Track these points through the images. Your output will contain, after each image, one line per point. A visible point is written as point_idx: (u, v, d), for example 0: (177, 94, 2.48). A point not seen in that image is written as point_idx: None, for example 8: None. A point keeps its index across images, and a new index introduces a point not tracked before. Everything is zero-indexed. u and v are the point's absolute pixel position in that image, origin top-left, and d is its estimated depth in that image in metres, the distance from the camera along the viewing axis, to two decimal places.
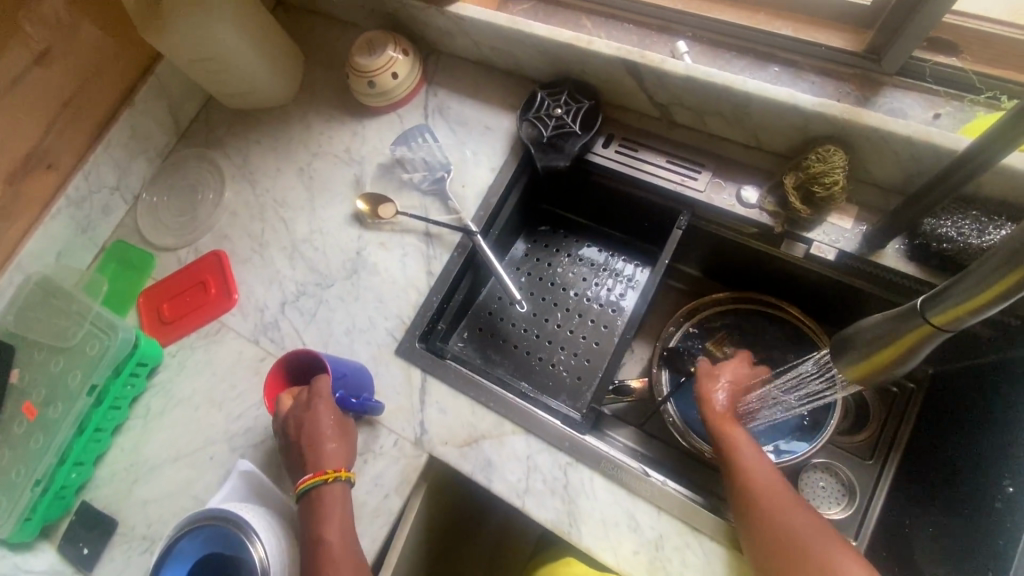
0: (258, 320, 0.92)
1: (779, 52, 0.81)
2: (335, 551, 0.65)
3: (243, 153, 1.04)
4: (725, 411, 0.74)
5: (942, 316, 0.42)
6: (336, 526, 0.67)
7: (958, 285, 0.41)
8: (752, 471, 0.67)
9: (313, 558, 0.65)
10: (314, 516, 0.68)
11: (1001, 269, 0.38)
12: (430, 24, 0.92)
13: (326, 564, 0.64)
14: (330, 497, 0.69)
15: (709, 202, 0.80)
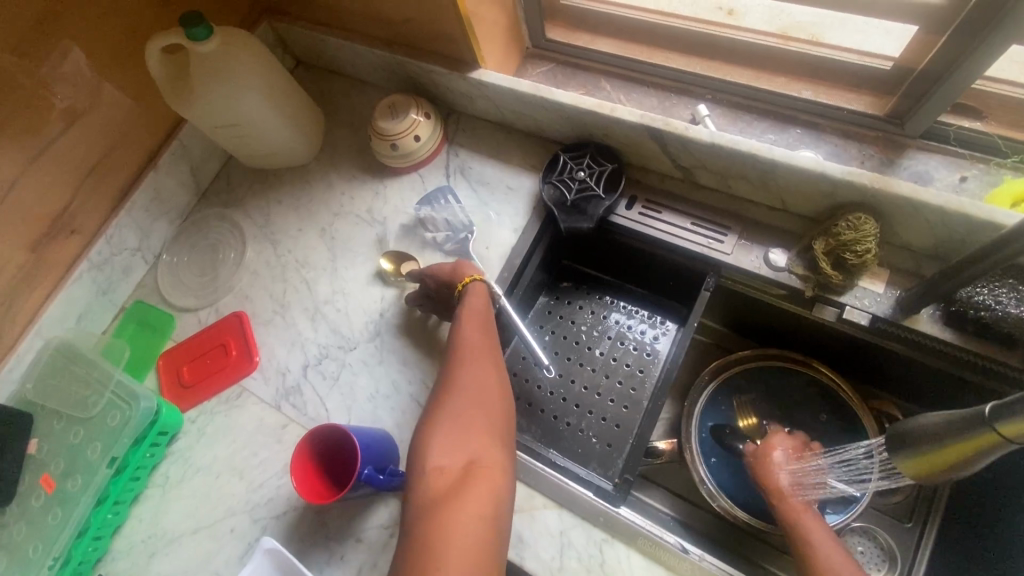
0: (279, 384, 0.90)
1: (798, 114, 0.83)
2: (483, 347, 0.73)
3: (264, 212, 1.04)
4: (790, 492, 0.75)
5: (1011, 428, 0.46)
6: (485, 334, 0.75)
7: None
8: (819, 551, 0.67)
9: (461, 343, 0.73)
10: (470, 303, 0.77)
11: None
12: (452, 87, 0.94)
13: (469, 355, 0.72)
14: (477, 290, 0.79)
15: (738, 264, 0.79)
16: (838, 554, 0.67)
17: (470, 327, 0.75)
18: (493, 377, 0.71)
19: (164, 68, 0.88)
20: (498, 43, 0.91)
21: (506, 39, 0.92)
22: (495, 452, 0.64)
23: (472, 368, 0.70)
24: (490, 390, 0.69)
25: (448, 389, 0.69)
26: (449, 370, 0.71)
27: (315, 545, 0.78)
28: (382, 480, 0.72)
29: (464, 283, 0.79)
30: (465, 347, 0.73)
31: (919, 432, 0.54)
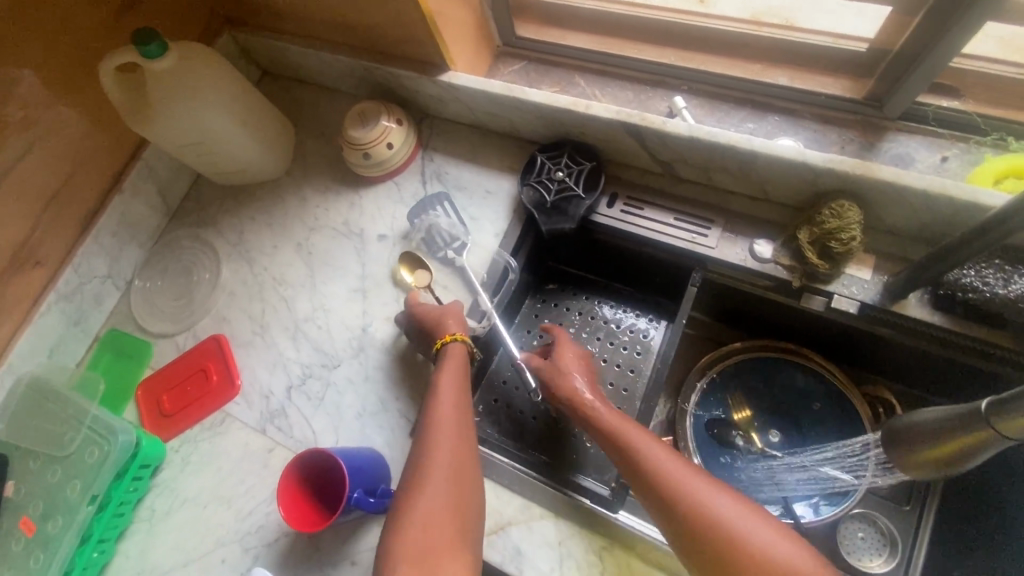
0: (263, 408, 0.88)
1: (776, 101, 0.81)
2: (460, 421, 0.69)
3: (237, 229, 1.01)
4: (583, 392, 0.72)
5: (1010, 425, 0.47)
6: (462, 404, 0.71)
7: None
8: (635, 446, 0.65)
9: (433, 414, 0.70)
10: (445, 368, 0.74)
11: None
12: (423, 91, 0.91)
13: (444, 430, 0.68)
14: (453, 352, 0.76)
15: (723, 258, 0.78)
16: (660, 446, 0.64)
17: (445, 395, 0.71)
18: (468, 457, 0.67)
19: (121, 89, 0.84)
20: (468, 44, 0.88)
21: (475, 39, 0.89)
22: (463, 561, 0.59)
23: (446, 446, 0.66)
24: (466, 475, 0.65)
25: (420, 469, 0.65)
26: (416, 463, 0.66)
27: (309, 572, 0.76)
28: (373, 503, 0.70)
29: (441, 344, 0.76)
30: (439, 418, 0.69)
31: (920, 430, 0.55)
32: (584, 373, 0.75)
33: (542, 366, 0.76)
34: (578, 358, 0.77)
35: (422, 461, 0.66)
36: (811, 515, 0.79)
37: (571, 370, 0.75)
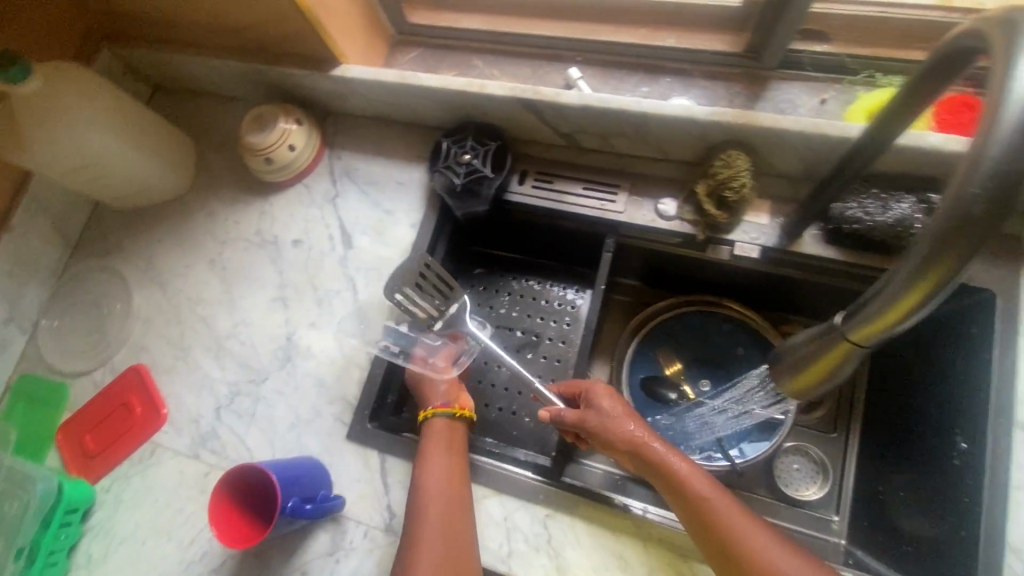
0: (193, 432, 0.85)
1: (667, 63, 0.83)
2: (450, 496, 0.68)
3: (146, 253, 0.97)
4: (617, 426, 0.67)
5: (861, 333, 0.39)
6: (453, 478, 0.69)
7: (884, 290, 0.37)
8: (708, 506, 0.60)
9: (421, 494, 0.68)
10: (429, 443, 0.72)
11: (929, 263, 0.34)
12: (319, 88, 0.89)
13: (431, 510, 0.66)
14: (432, 428, 0.74)
15: (631, 221, 0.80)
16: (732, 505, 0.60)
17: (431, 474, 0.69)
18: (459, 533, 0.65)
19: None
20: (357, 36, 0.86)
21: (364, 30, 0.87)
22: None
23: (434, 524, 0.65)
24: (456, 552, 0.64)
25: (412, 550, 0.63)
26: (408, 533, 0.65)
27: None
28: (310, 510, 0.69)
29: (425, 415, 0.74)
30: (427, 498, 0.67)
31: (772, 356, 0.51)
32: (632, 417, 0.68)
33: (582, 416, 0.69)
34: (621, 404, 0.70)
35: (411, 534, 0.65)
36: (744, 454, 0.82)
37: (620, 418, 0.68)
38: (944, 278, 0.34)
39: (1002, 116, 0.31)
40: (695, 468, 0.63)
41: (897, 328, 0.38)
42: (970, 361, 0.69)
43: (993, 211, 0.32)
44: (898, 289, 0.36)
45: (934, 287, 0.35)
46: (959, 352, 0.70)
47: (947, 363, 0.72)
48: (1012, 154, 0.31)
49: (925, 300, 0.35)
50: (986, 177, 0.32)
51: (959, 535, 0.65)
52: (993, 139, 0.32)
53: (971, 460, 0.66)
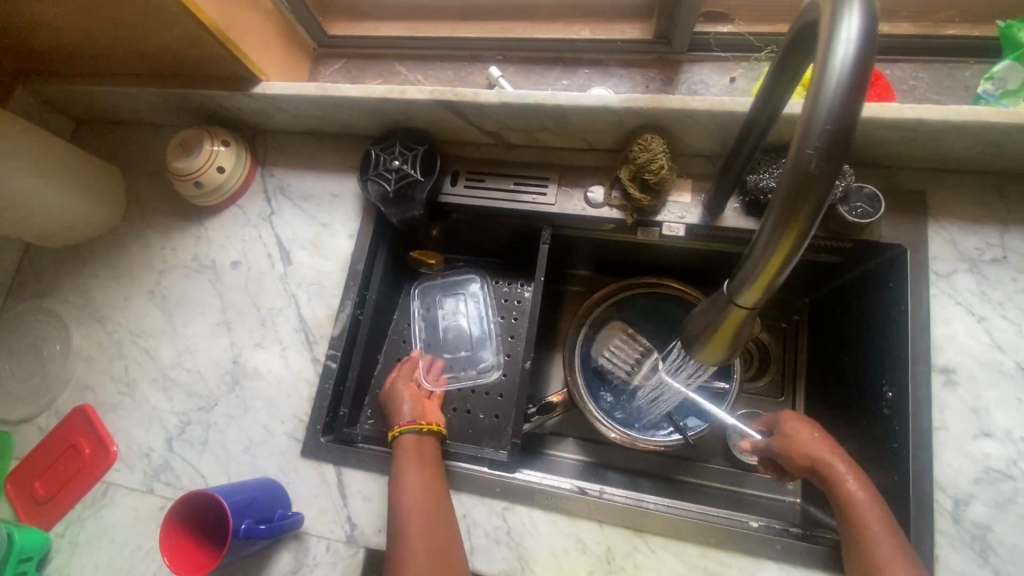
0: (145, 467, 0.83)
1: (583, 55, 0.85)
2: (429, 506, 0.66)
3: (82, 290, 0.94)
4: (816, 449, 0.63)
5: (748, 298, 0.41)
6: (428, 489, 0.68)
7: (751, 256, 0.38)
8: (880, 563, 0.55)
9: (401, 513, 0.66)
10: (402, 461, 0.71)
11: (782, 226, 0.36)
12: (243, 107, 0.88)
13: (415, 525, 0.64)
14: (402, 448, 0.72)
15: (563, 211, 0.81)
16: (900, 553, 0.55)
17: (409, 487, 0.67)
18: (442, 538, 0.64)
19: None
20: (274, 52, 0.85)
21: (282, 45, 0.87)
22: None
23: (419, 534, 0.63)
24: (442, 556, 0.62)
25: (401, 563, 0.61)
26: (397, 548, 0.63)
27: None
28: (265, 530, 0.68)
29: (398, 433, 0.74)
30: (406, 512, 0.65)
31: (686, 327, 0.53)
32: (835, 454, 0.63)
33: (784, 446, 0.66)
34: (822, 440, 0.64)
35: (397, 544, 0.63)
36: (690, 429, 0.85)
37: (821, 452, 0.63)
38: (805, 227, 0.35)
39: (827, 78, 0.33)
40: (884, 525, 0.57)
41: (776, 281, 0.39)
42: (890, 314, 0.72)
43: (828, 167, 0.34)
44: (766, 244, 0.36)
45: (797, 236, 0.36)
46: (880, 307, 0.74)
47: (874, 318, 0.75)
48: (839, 113, 0.33)
49: (791, 252, 0.36)
50: (819, 135, 0.34)
51: (892, 476, 0.68)
52: (821, 102, 0.34)
53: (898, 407, 0.69)
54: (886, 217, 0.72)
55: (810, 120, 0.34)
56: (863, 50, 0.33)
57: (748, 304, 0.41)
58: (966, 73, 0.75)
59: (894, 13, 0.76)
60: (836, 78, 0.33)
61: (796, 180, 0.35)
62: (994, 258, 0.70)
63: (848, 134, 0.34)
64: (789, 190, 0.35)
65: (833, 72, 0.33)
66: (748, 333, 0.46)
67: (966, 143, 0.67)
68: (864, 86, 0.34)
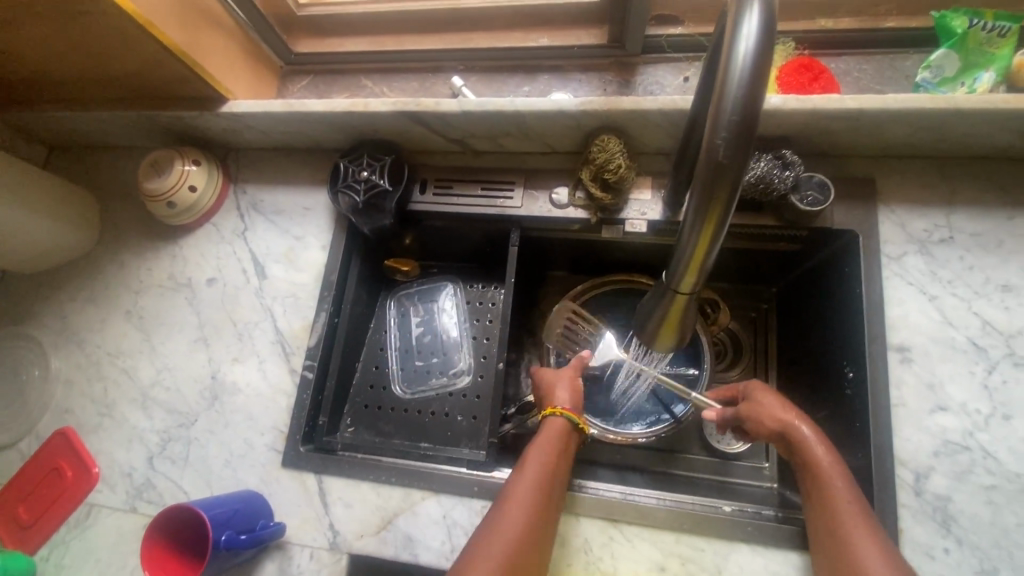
0: (128, 486, 0.83)
1: (543, 61, 0.88)
2: (542, 500, 0.61)
3: (60, 315, 0.95)
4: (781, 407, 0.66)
5: (685, 283, 0.45)
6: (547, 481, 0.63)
7: (680, 242, 0.42)
8: (842, 521, 0.57)
9: (516, 485, 0.62)
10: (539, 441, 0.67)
11: (701, 213, 0.39)
12: (212, 127, 0.90)
13: (521, 503, 0.60)
14: (549, 425, 0.70)
15: (530, 214, 0.83)
16: (847, 500, 0.58)
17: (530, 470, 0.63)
18: (539, 538, 0.58)
19: None
20: (239, 71, 0.87)
21: (248, 65, 0.89)
22: None
23: (519, 520, 0.58)
24: (530, 549, 0.57)
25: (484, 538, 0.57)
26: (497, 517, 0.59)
27: None
28: (246, 540, 0.68)
29: (553, 412, 0.71)
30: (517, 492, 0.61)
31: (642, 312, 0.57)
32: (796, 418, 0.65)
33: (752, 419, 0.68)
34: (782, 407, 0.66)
35: (500, 516, 0.59)
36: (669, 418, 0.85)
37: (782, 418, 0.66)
38: (723, 210, 0.39)
39: (730, 75, 0.36)
40: (842, 482, 0.60)
41: (707, 264, 0.42)
42: (847, 296, 0.74)
43: (736, 157, 0.37)
44: (692, 229, 0.40)
45: (718, 221, 0.39)
46: (838, 290, 0.76)
47: (835, 302, 0.77)
48: (742, 107, 0.36)
49: (714, 235, 0.40)
50: (726, 128, 0.37)
51: (857, 454, 0.69)
52: (727, 97, 0.36)
53: (859, 386, 0.71)
54: (838, 204, 0.75)
55: (719, 114, 0.37)
56: (761, 45, 0.36)
57: (686, 289, 0.45)
58: (906, 64, 0.78)
59: (834, 9, 0.79)
60: (738, 74, 0.36)
61: (710, 170, 0.38)
62: (942, 238, 0.72)
63: (753, 123, 0.37)
64: (706, 178, 0.38)
65: (736, 68, 0.36)
66: (692, 318, 0.50)
67: (907, 130, 0.69)
68: (766, 77, 0.37)
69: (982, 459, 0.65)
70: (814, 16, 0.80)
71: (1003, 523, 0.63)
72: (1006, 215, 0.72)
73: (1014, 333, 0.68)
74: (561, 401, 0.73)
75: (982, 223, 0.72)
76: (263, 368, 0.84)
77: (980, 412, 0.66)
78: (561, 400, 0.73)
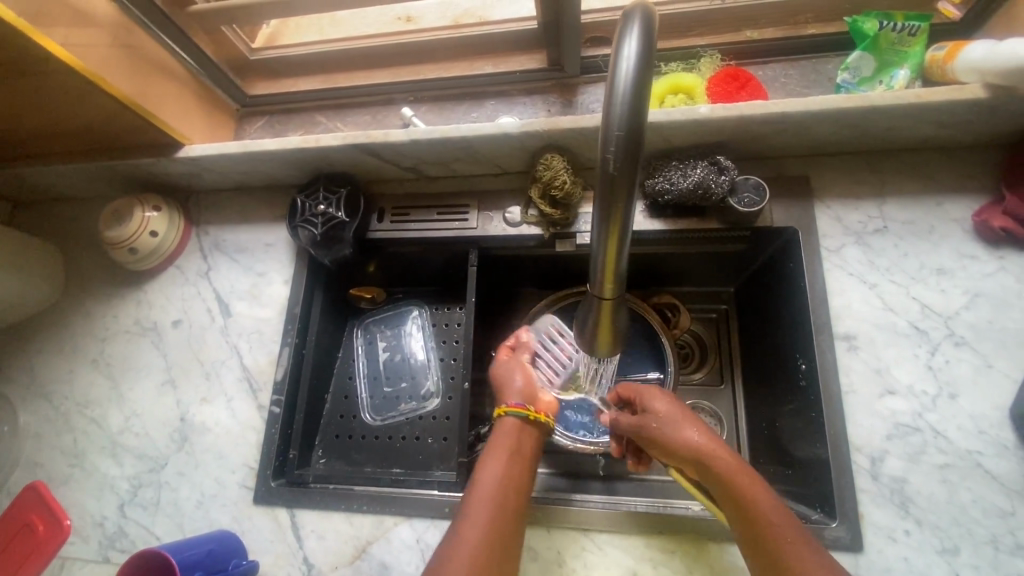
0: (100, 537, 0.82)
1: (488, 87, 0.91)
2: (503, 494, 0.61)
3: (28, 369, 0.95)
4: (683, 441, 0.65)
5: (607, 288, 0.48)
6: (509, 481, 0.63)
7: (593, 248, 0.45)
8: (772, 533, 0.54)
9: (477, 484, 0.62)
10: (492, 442, 0.68)
11: (606, 220, 0.42)
12: (171, 171, 0.92)
13: (482, 498, 0.60)
14: (503, 428, 0.70)
15: (485, 234, 0.85)
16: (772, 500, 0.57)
17: (489, 468, 0.63)
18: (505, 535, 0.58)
19: None
20: (193, 116, 0.89)
21: (202, 109, 0.91)
22: None
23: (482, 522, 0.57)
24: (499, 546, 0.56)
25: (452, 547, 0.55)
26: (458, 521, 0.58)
27: None
28: None
29: (501, 413, 0.72)
30: (477, 495, 0.60)
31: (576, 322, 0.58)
32: (690, 421, 0.66)
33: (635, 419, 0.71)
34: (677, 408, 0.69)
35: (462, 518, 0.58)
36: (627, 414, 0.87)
37: (676, 422, 0.67)
38: (624, 216, 0.42)
39: (615, 94, 0.39)
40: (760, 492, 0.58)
41: (619, 270, 0.46)
42: (796, 286, 0.77)
43: (627, 167, 0.40)
44: (600, 238, 0.43)
45: (621, 227, 0.42)
46: (787, 286, 0.79)
47: (784, 297, 0.80)
48: (628, 122, 0.39)
49: (619, 242, 0.43)
50: (616, 141, 0.39)
51: (815, 445, 0.71)
52: (614, 114, 0.39)
53: (811, 377, 0.73)
54: (777, 204, 0.78)
55: (608, 130, 0.39)
56: (639, 64, 0.38)
57: (608, 295, 0.48)
58: (829, 66, 0.83)
59: (756, 21, 0.84)
60: (620, 93, 0.38)
61: (608, 180, 0.41)
62: (877, 229, 0.76)
63: (639, 136, 0.39)
64: (605, 189, 0.41)
65: (619, 85, 0.39)
66: (625, 323, 0.53)
67: (832, 128, 0.73)
68: (647, 93, 0.39)
69: (933, 438, 0.67)
70: (739, 28, 0.85)
71: (958, 501, 0.64)
72: (934, 202, 0.75)
73: (951, 314, 0.71)
74: (510, 400, 0.74)
75: (913, 212, 0.75)
76: (232, 406, 0.85)
77: (927, 392, 0.69)
78: (511, 398, 0.74)
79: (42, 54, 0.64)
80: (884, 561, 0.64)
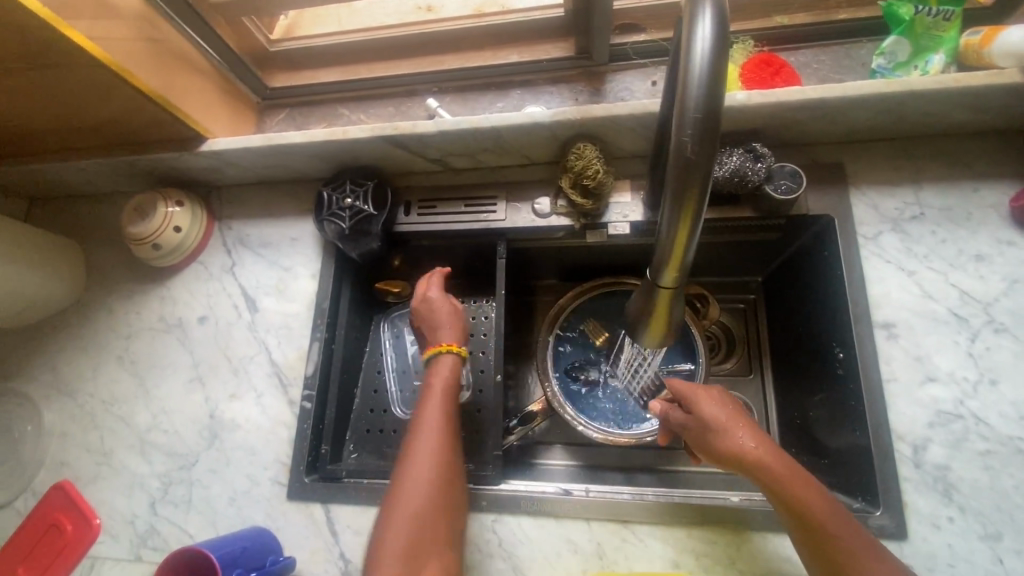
0: (131, 536, 0.81)
1: (513, 76, 0.90)
2: (442, 438, 0.66)
3: (51, 368, 0.94)
4: (740, 449, 0.58)
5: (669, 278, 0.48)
6: (446, 424, 0.68)
7: (658, 238, 0.45)
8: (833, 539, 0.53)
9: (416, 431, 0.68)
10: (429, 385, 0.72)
11: (677, 208, 0.42)
12: (193, 166, 0.90)
13: (424, 446, 0.65)
14: (440, 369, 0.73)
15: (515, 225, 0.84)
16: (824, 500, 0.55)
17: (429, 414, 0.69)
18: (448, 475, 0.64)
19: None
20: (217, 110, 0.88)
21: (224, 102, 0.90)
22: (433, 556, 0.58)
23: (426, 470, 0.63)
24: (442, 485, 0.63)
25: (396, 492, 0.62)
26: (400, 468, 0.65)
27: None
28: None
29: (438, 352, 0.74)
30: (421, 444, 0.66)
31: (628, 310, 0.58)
32: (743, 424, 0.60)
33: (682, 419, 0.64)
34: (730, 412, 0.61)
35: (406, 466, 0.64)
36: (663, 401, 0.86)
37: (729, 429, 0.59)
38: (697, 204, 0.41)
39: (690, 79, 0.39)
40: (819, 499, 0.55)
41: (685, 260, 0.45)
42: (832, 274, 0.76)
43: (702, 153, 0.39)
44: (669, 227, 0.43)
45: (693, 216, 0.42)
46: (823, 274, 0.78)
47: (819, 285, 0.79)
48: (704, 107, 0.39)
49: (690, 232, 0.42)
50: (691, 127, 0.39)
51: (855, 433, 0.71)
52: (689, 99, 0.39)
53: (849, 366, 0.72)
54: (811, 191, 0.77)
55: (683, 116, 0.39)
56: (714, 48, 0.38)
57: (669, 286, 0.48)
58: (861, 51, 0.82)
59: (787, 7, 0.83)
60: (697, 76, 0.38)
61: (680, 167, 0.41)
62: (913, 215, 0.75)
63: (715, 120, 0.39)
64: (677, 176, 0.41)
65: (694, 69, 0.38)
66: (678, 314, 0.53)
67: (869, 114, 0.72)
68: (721, 78, 0.39)
69: (975, 425, 0.67)
70: (769, 14, 0.84)
71: (1002, 487, 0.64)
72: (971, 188, 0.74)
73: (991, 300, 0.70)
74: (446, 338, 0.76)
75: (949, 198, 0.75)
76: (261, 402, 0.84)
77: (968, 379, 0.68)
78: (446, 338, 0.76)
79: (71, 47, 0.63)
80: (929, 548, 0.63)
